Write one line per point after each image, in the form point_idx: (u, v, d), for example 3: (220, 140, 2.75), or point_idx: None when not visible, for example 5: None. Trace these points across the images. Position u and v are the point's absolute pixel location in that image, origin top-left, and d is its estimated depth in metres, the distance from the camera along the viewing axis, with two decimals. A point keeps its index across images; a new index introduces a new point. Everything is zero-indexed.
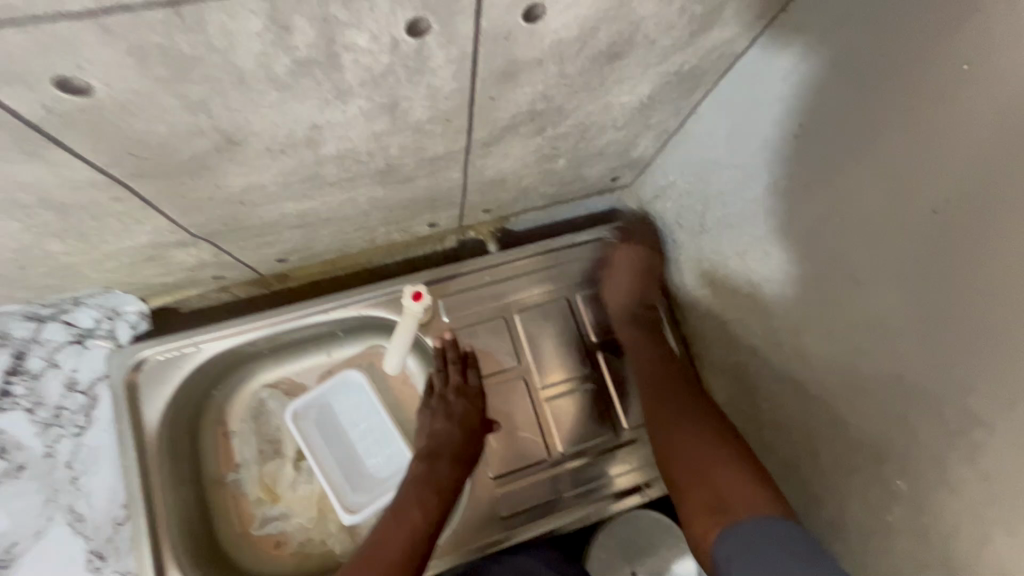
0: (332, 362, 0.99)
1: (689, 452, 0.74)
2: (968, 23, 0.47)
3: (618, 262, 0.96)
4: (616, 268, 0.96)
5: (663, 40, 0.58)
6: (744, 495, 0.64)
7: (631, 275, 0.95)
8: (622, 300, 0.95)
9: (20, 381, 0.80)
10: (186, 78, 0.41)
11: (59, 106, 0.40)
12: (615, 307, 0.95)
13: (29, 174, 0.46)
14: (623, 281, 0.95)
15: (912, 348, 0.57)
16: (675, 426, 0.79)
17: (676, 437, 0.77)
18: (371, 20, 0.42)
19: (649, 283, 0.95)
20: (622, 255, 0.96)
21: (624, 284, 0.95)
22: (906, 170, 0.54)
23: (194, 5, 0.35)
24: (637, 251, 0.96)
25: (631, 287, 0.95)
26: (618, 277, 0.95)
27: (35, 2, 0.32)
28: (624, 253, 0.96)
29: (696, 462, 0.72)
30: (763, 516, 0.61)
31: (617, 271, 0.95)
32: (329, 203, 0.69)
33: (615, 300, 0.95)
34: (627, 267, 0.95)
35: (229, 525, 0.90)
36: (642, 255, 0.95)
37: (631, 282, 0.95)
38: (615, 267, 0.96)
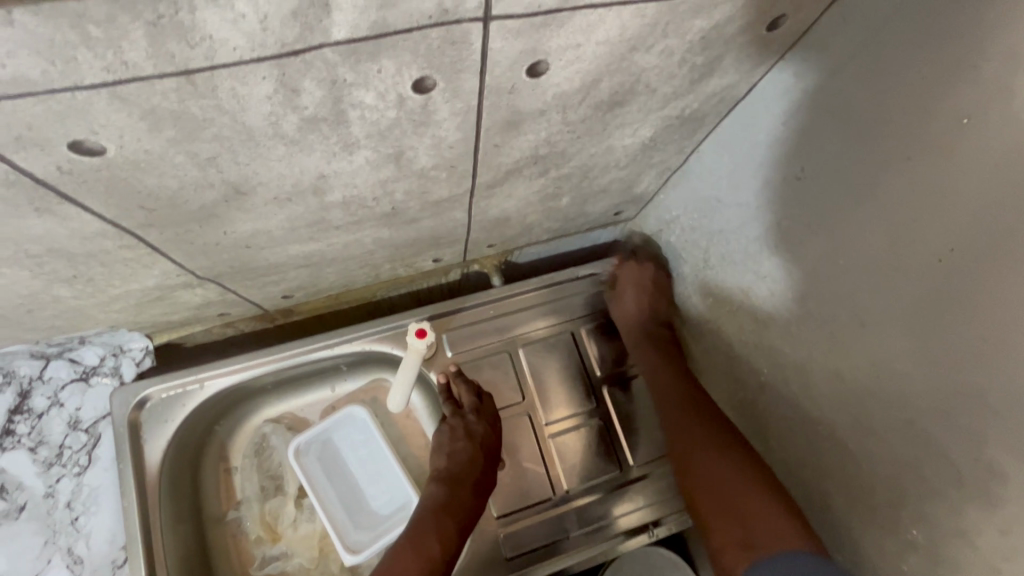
0: (335, 397, 0.99)
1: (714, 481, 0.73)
2: (968, 79, 0.48)
3: (623, 279, 0.98)
4: (621, 285, 0.97)
5: (665, 87, 0.59)
6: (769, 525, 0.66)
7: (636, 289, 0.96)
8: (631, 318, 0.94)
9: (23, 420, 0.80)
10: (197, 137, 0.42)
11: (73, 167, 0.41)
12: (627, 326, 0.94)
13: (41, 228, 0.47)
14: (630, 296, 0.95)
15: (919, 394, 0.56)
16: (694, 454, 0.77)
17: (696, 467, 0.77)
18: (378, 80, 0.43)
19: (657, 296, 0.96)
20: (624, 273, 0.98)
21: (630, 300, 0.95)
22: (906, 215, 0.54)
23: (207, 73, 0.36)
24: (641, 267, 0.97)
25: (638, 300, 0.95)
26: (625, 294, 0.96)
27: (52, 76, 0.33)
28: (628, 270, 0.98)
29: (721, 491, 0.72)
30: (794, 551, 0.62)
31: (622, 290, 0.96)
32: (334, 244, 0.70)
33: (627, 315, 0.95)
34: (632, 282, 0.96)
35: (228, 566, 0.89)
36: (644, 268, 0.97)
37: (639, 297, 0.95)
38: (621, 286, 0.97)
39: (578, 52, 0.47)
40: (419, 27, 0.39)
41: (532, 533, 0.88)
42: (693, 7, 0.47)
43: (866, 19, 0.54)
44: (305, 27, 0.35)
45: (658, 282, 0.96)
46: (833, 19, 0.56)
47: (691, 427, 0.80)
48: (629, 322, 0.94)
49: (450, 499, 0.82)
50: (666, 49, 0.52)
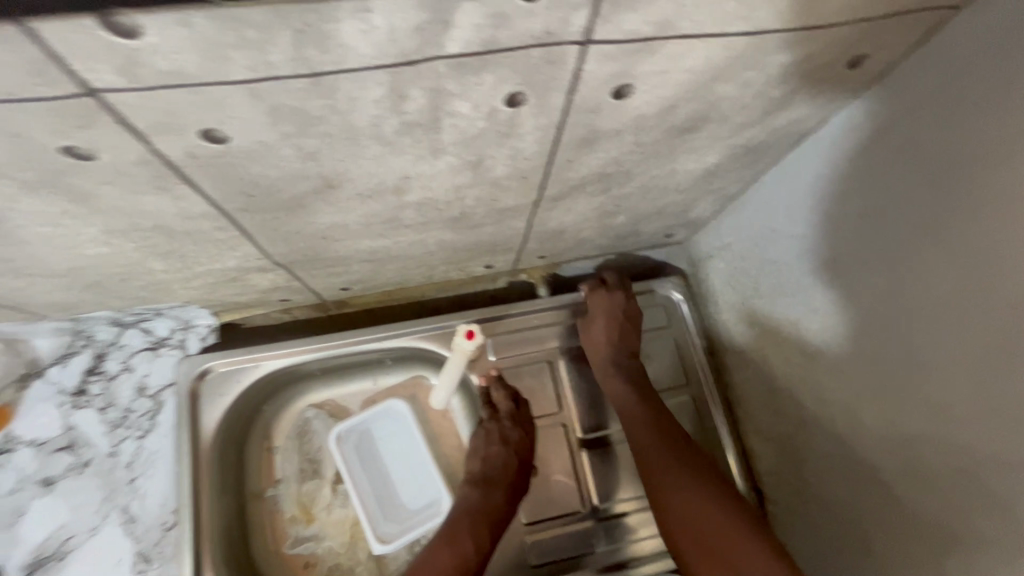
0: (376, 390, 1.02)
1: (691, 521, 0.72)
2: None
3: (593, 306, 0.93)
4: (594, 313, 0.93)
5: (738, 117, 0.61)
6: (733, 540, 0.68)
7: (609, 319, 0.91)
8: (600, 350, 0.90)
9: (96, 381, 0.86)
10: (307, 133, 0.46)
11: (198, 151, 0.45)
12: (597, 358, 0.90)
13: (156, 204, 0.52)
14: (600, 327, 0.91)
15: (979, 444, 0.55)
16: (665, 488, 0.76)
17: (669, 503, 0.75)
18: (476, 93, 0.46)
19: (629, 326, 0.92)
20: (597, 301, 0.93)
21: (601, 332, 0.91)
22: (975, 262, 0.54)
23: (332, 77, 0.40)
24: (613, 294, 0.94)
25: (610, 332, 0.91)
26: (597, 323, 0.92)
27: (206, 72, 0.37)
28: (600, 297, 0.93)
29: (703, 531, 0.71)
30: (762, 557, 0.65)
31: (595, 317, 0.92)
32: (399, 242, 0.73)
33: (597, 348, 0.90)
34: (603, 310, 0.92)
35: (263, 542, 0.92)
36: (620, 297, 0.93)
37: (612, 326, 0.91)
38: (593, 313, 0.93)
39: (664, 77, 0.49)
40: (523, 46, 0.41)
41: (559, 543, 0.89)
42: (779, 43, 0.49)
43: (942, 65, 0.54)
44: (424, 41, 0.38)
45: (631, 313, 0.93)
46: (912, 62, 0.57)
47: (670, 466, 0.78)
48: (599, 352, 0.90)
49: (489, 498, 0.84)
50: (746, 80, 0.53)
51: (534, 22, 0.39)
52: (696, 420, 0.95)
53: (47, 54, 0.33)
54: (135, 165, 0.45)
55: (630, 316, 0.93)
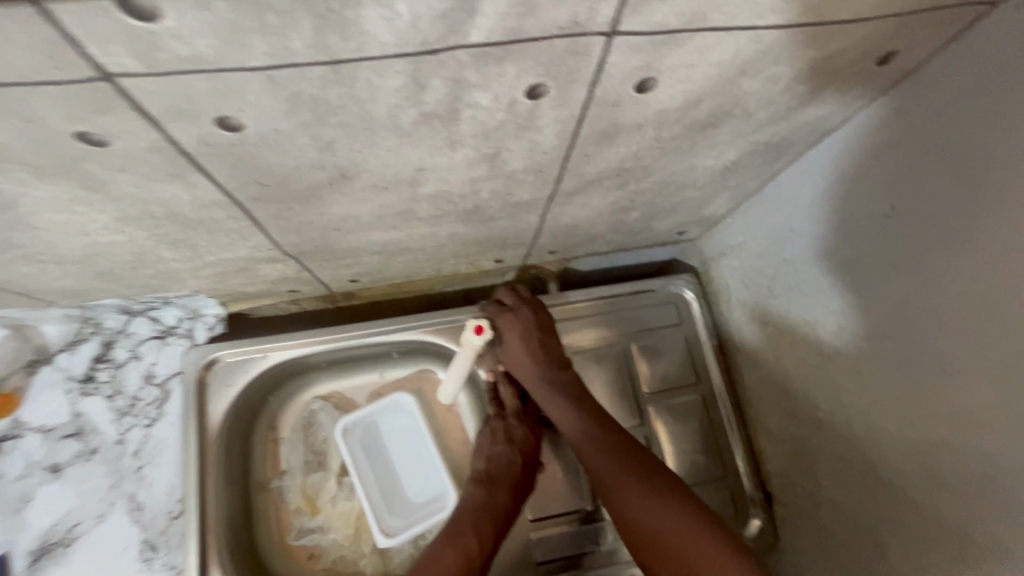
0: (383, 383, 1.01)
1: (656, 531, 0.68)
2: None
3: (502, 328, 0.88)
4: (506, 339, 0.87)
5: (760, 114, 0.59)
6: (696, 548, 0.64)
7: (523, 341, 0.86)
8: (526, 372, 0.85)
9: (104, 368, 0.86)
10: (325, 123, 0.45)
11: (213, 139, 0.44)
12: (526, 380, 0.86)
13: (169, 193, 0.51)
14: (518, 350, 0.86)
15: (999, 452, 0.54)
16: (627, 497, 0.72)
17: (629, 512, 0.71)
18: (498, 84, 0.45)
19: (546, 337, 0.87)
20: (505, 324, 0.87)
21: (521, 356, 0.85)
22: (1006, 265, 0.52)
23: (353, 65, 0.39)
24: (518, 312, 0.88)
25: (528, 353, 0.85)
26: (512, 348, 0.86)
27: (223, 57, 0.36)
28: (508, 318, 0.87)
29: (665, 542, 0.67)
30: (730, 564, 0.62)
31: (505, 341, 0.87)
32: (412, 235, 0.72)
33: (523, 372, 0.86)
34: (511, 331, 0.86)
35: (269, 533, 0.92)
36: (526, 315, 0.87)
37: (526, 347, 0.85)
38: (505, 339, 0.87)
39: (689, 71, 0.48)
40: (548, 36, 0.40)
41: (563, 541, 0.88)
42: (809, 38, 0.47)
43: (981, 59, 0.52)
44: (448, 28, 0.37)
45: (542, 325, 0.88)
46: (945, 59, 0.55)
47: (633, 471, 0.74)
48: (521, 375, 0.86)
49: (495, 494, 0.83)
50: (773, 75, 0.52)
51: (562, 11, 0.38)
52: (704, 420, 0.96)
53: (62, 36, 0.32)
54: (150, 152, 0.44)
55: (544, 329, 0.88)
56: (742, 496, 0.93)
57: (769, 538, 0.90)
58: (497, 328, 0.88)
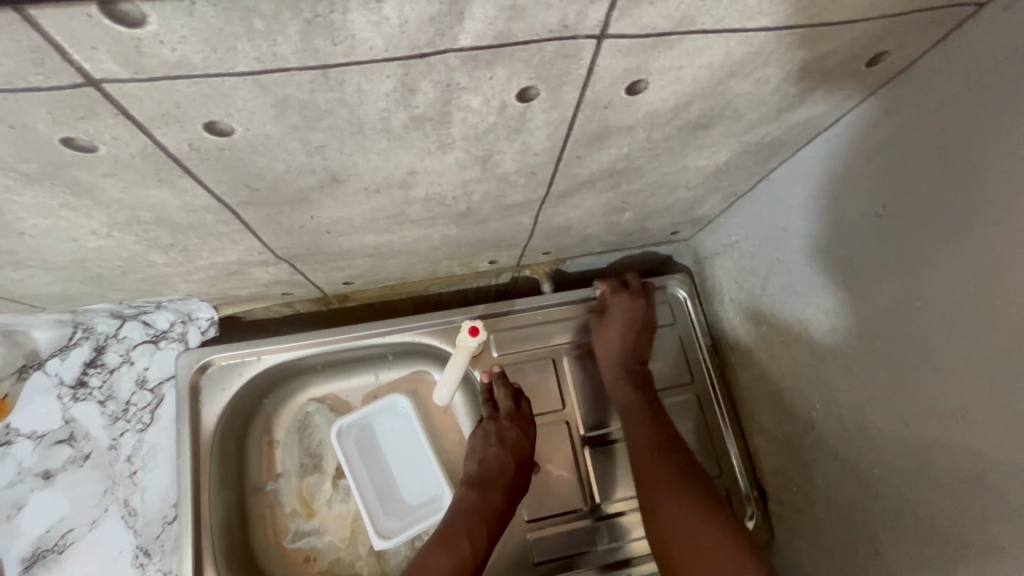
0: (378, 385, 1.01)
1: (686, 528, 0.74)
2: None
3: (610, 309, 0.94)
4: (611, 316, 0.93)
5: (751, 114, 0.60)
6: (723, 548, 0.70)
7: (624, 325, 0.92)
8: (614, 354, 0.91)
9: (96, 373, 0.85)
10: (314, 127, 0.45)
11: (202, 144, 0.44)
12: (609, 359, 0.91)
13: (158, 198, 0.51)
14: (615, 330, 0.92)
15: (991, 448, 0.55)
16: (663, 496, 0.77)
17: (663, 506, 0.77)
18: (487, 87, 0.45)
19: (642, 331, 0.94)
20: (619, 304, 0.94)
21: (615, 336, 0.91)
22: (997, 265, 0.52)
23: (341, 69, 0.39)
24: (636, 300, 0.95)
25: (624, 337, 0.92)
26: (610, 326, 0.92)
27: (210, 62, 0.35)
28: (621, 301, 0.95)
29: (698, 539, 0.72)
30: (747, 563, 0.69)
31: (609, 319, 0.93)
32: (404, 237, 0.72)
33: (608, 353, 0.91)
34: (621, 314, 0.93)
35: (264, 536, 0.92)
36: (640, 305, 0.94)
37: (626, 331, 0.92)
38: (609, 315, 0.94)
39: (679, 73, 0.48)
40: (538, 39, 0.40)
41: (559, 541, 0.88)
42: (799, 40, 0.48)
43: (972, 58, 0.52)
44: (437, 33, 0.37)
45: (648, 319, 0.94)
46: (935, 59, 0.55)
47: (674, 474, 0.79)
48: (608, 352, 0.91)
49: (490, 495, 0.83)
50: (763, 77, 0.52)
51: (551, 15, 0.38)
52: (699, 418, 0.96)
53: (46, 42, 0.32)
54: (137, 157, 0.44)
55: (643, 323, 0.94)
56: (737, 494, 0.93)
57: (764, 535, 0.90)
58: (607, 304, 0.95)
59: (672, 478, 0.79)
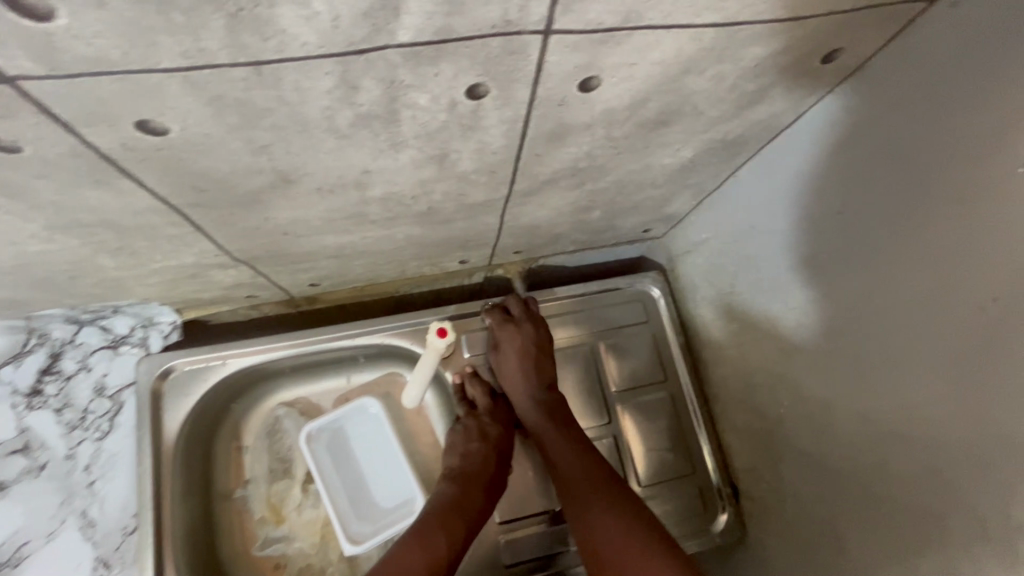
0: (349, 388, 0.99)
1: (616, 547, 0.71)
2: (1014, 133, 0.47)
3: (503, 338, 0.89)
4: (502, 347, 0.89)
5: (711, 112, 0.59)
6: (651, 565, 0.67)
7: (521, 356, 0.87)
8: (518, 388, 0.87)
9: (52, 380, 0.83)
10: (256, 126, 0.43)
11: (137, 144, 0.42)
12: (515, 392, 0.88)
13: (98, 199, 0.49)
14: (511, 362, 0.88)
15: (949, 442, 0.56)
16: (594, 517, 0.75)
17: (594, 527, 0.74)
18: (434, 84, 0.43)
19: (540, 359, 0.88)
20: (506, 335, 0.89)
21: (511, 368, 0.87)
22: (953, 261, 0.53)
23: (276, 66, 0.37)
24: (522, 327, 0.89)
25: (523, 368, 0.87)
26: (507, 358, 0.88)
27: (132, 57, 0.34)
28: (507, 330, 0.89)
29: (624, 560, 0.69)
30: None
31: (504, 351, 0.88)
32: (367, 238, 0.71)
33: (512, 387, 0.88)
34: (515, 343, 0.88)
35: (231, 544, 0.90)
36: (528, 330, 0.89)
37: (524, 361, 0.87)
38: (501, 346, 0.89)
39: (632, 70, 0.48)
40: (480, 35, 0.39)
41: (532, 543, 0.88)
42: (750, 36, 0.47)
43: (924, 56, 0.53)
44: (374, 28, 0.36)
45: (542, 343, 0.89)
46: (890, 56, 0.56)
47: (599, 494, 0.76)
48: (518, 387, 0.87)
49: (469, 491, 0.82)
50: (718, 73, 0.52)
51: (491, 10, 0.37)
52: (672, 416, 0.96)
53: None
54: (67, 157, 0.42)
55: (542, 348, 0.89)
56: (710, 491, 0.93)
57: (737, 533, 0.90)
58: (495, 335, 0.90)
59: (602, 506, 0.75)
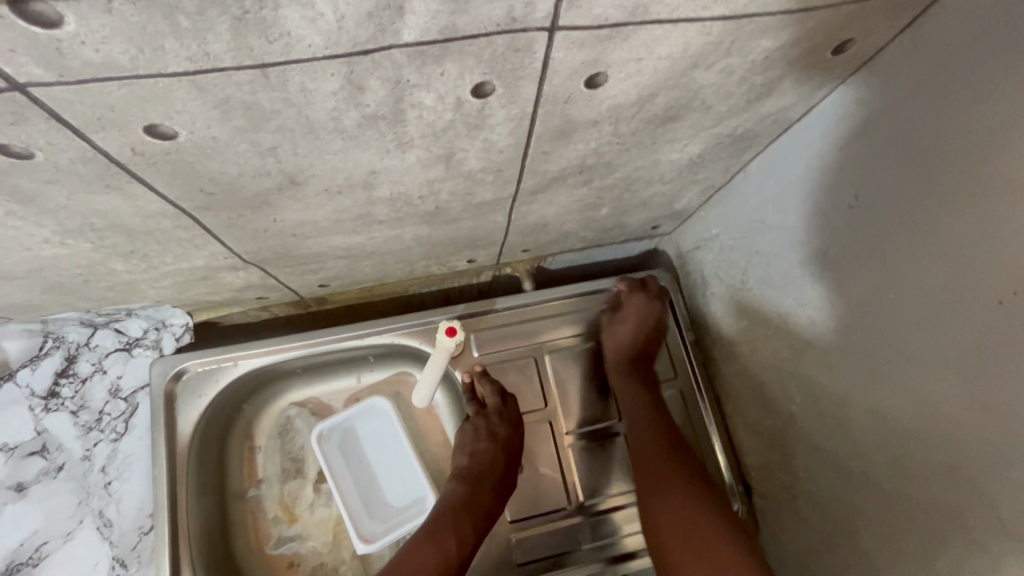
0: (360, 388, 1.00)
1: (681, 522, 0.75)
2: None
3: (627, 306, 0.94)
4: (626, 314, 0.93)
5: (720, 106, 0.58)
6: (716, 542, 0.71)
7: (637, 324, 0.92)
8: (620, 348, 0.91)
9: (68, 383, 0.84)
10: (262, 128, 0.43)
11: (145, 148, 0.42)
12: (613, 351, 0.91)
13: (109, 204, 0.49)
14: (629, 327, 0.92)
15: (965, 440, 0.54)
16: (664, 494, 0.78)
17: (664, 508, 0.77)
18: (440, 83, 0.43)
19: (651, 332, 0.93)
20: (636, 304, 0.93)
21: (626, 333, 0.91)
22: (967, 255, 0.52)
23: (281, 68, 0.37)
24: (652, 302, 0.94)
25: (635, 336, 0.92)
26: (624, 323, 0.92)
27: (139, 62, 0.34)
28: (638, 300, 0.94)
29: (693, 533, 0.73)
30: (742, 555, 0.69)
31: (627, 317, 0.92)
32: (375, 238, 0.71)
33: (614, 346, 0.91)
34: (638, 313, 0.93)
35: (245, 543, 0.91)
36: (639, 302, 0.93)
37: (639, 330, 0.92)
38: (625, 312, 0.93)
39: (639, 65, 0.47)
40: (486, 33, 0.39)
41: (543, 542, 0.88)
42: (759, 29, 0.46)
43: (937, 45, 0.52)
44: (378, 28, 0.36)
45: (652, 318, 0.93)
46: (902, 46, 0.55)
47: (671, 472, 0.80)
48: (615, 348, 0.91)
49: (478, 491, 0.82)
50: (727, 67, 0.51)
51: (496, 7, 0.37)
52: (683, 414, 0.95)
53: None
54: (77, 162, 0.42)
55: (645, 319, 0.93)
56: (723, 489, 0.92)
57: (750, 532, 0.89)
58: (625, 302, 0.94)
59: (671, 483, 0.79)
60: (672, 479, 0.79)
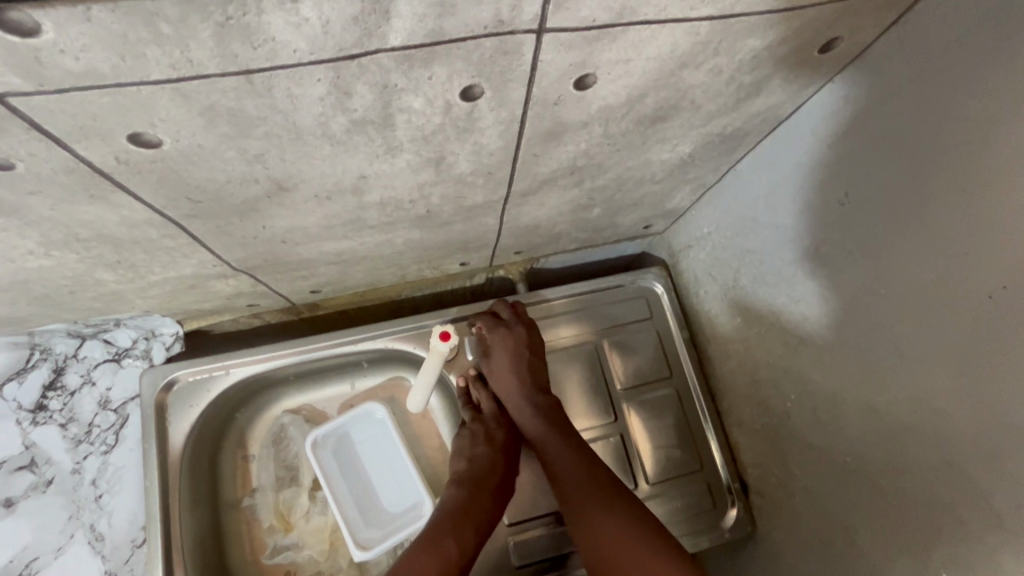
0: (354, 394, 0.99)
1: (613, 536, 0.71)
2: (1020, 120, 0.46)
3: (494, 343, 0.88)
4: (491, 356, 0.87)
5: (709, 106, 0.59)
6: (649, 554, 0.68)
7: (511, 362, 0.86)
8: (514, 397, 0.86)
9: (56, 396, 0.83)
10: (248, 135, 0.43)
11: (130, 157, 0.42)
12: (510, 403, 0.86)
13: (93, 214, 0.48)
14: (501, 370, 0.86)
15: (959, 432, 0.55)
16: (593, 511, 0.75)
17: (596, 528, 0.73)
18: (428, 86, 0.43)
19: (535, 364, 0.87)
20: (496, 341, 0.87)
21: (508, 379, 0.86)
22: (959, 251, 0.52)
23: (266, 74, 0.37)
24: (512, 330, 0.88)
25: (517, 378, 0.86)
26: (497, 365, 0.87)
27: (120, 70, 0.33)
28: (499, 336, 0.87)
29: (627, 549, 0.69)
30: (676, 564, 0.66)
31: (494, 359, 0.87)
32: (366, 244, 0.71)
33: (507, 396, 0.86)
34: (502, 347, 0.87)
35: (241, 553, 0.90)
36: (506, 339, 0.87)
37: (513, 370, 0.86)
38: (493, 354, 0.88)
39: (628, 66, 0.47)
40: (474, 36, 0.39)
41: (541, 544, 0.87)
42: (746, 29, 0.47)
43: (925, 42, 0.52)
44: (364, 33, 0.36)
45: (528, 350, 0.87)
46: (889, 43, 0.55)
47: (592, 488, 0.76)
48: (510, 397, 0.86)
49: (479, 492, 0.81)
50: (715, 67, 0.51)
51: (483, 10, 0.37)
52: (679, 413, 0.95)
53: None
54: (59, 172, 0.42)
55: (531, 353, 0.87)
56: (719, 486, 0.93)
57: (747, 528, 0.90)
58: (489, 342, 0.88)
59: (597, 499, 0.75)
60: (603, 501, 0.75)
